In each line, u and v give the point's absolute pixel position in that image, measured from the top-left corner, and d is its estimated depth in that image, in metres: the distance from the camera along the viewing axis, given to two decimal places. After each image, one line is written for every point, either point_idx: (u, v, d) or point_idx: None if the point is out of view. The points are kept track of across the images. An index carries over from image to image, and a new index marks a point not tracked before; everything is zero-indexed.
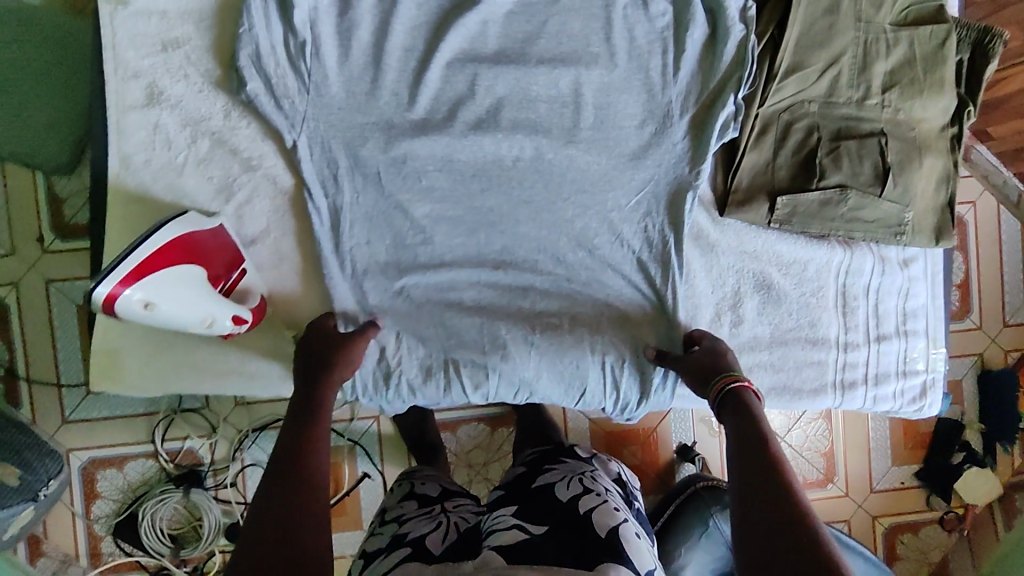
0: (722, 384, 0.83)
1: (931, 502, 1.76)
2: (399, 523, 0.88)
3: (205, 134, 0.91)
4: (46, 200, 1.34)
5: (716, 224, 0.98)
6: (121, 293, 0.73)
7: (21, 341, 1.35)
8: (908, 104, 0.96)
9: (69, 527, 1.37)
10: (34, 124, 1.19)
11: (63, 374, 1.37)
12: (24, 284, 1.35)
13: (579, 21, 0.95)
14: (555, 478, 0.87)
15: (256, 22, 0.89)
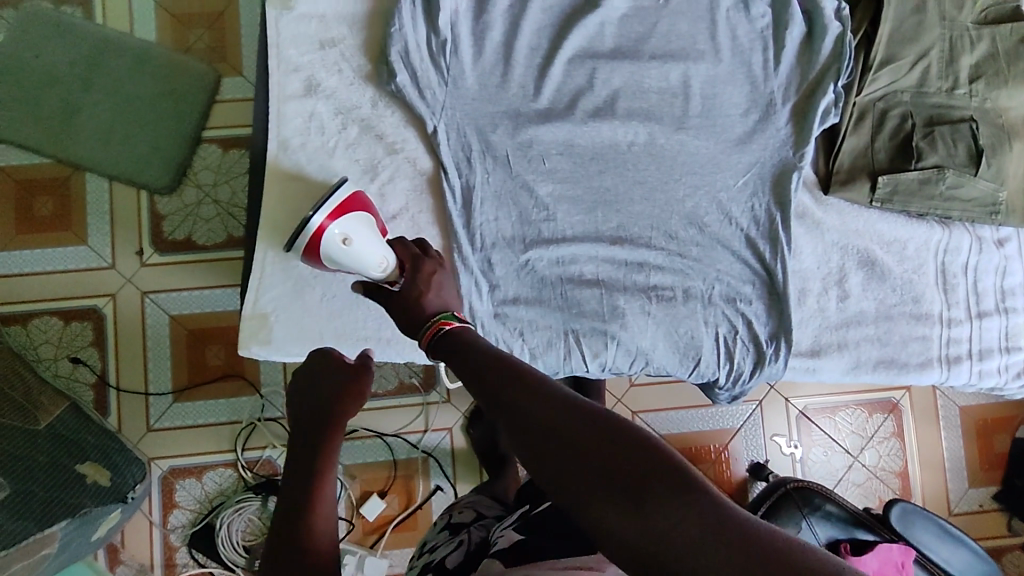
0: (427, 333, 0.77)
1: (1013, 527, 1.76)
2: (431, 551, 0.85)
3: (354, 121, 1.01)
4: (147, 216, 1.36)
5: (819, 204, 1.04)
6: (327, 226, 0.83)
7: (114, 349, 1.35)
8: (994, 93, 1.05)
9: (147, 536, 1.33)
10: (147, 149, 1.34)
11: (151, 383, 1.36)
12: (120, 296, 1.36)
13: (686, 22, 1.05)
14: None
15: (405, 22, 1.00)
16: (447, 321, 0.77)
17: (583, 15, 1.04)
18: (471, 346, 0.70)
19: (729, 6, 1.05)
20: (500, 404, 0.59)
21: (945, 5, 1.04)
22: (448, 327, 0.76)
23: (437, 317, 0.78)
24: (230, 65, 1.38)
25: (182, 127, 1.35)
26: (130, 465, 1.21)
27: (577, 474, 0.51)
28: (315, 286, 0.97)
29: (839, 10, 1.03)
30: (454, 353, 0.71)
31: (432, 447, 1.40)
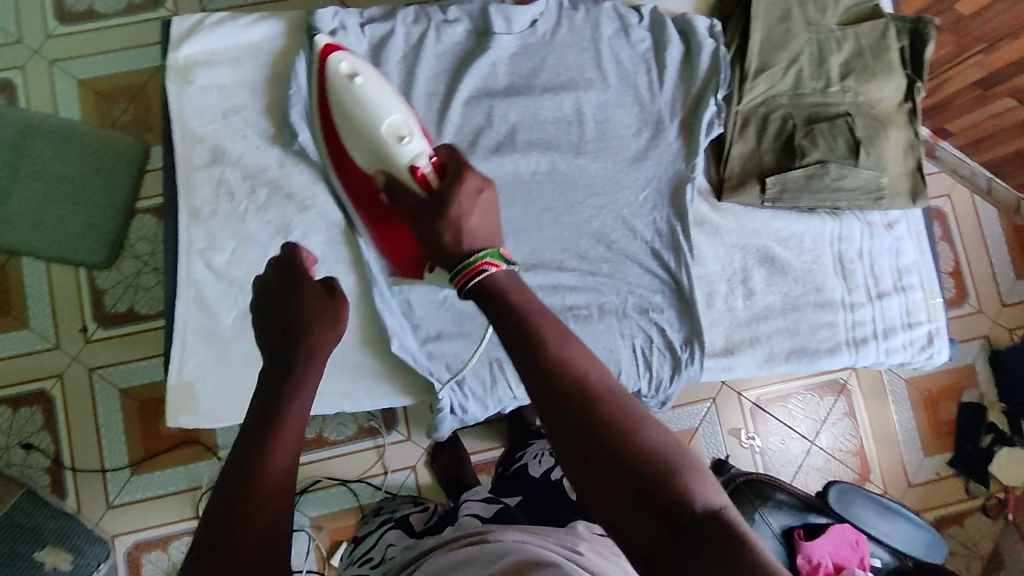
0: (465, 279, 0.64)
1: (971, 489, 1.83)
2: (385, 515, 0.99)
3: (263, 184, 1.04)
4: (88, 293, 1.37)
5: (716, 210, 1.10)
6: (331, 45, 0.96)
7: (66, 429, 1.34)
8: (865, 86, 1.11)
9: None
10: (84, 224, 1.34)
11: (107, 459, 1.34)
12: (67, 375, 1.35)
13: (573, 54, 1.11)
14: (531, 462, 1.09)
15: (303, 83, 1.03)
16: (492, 261, 0.65)
17: (474, 58, 1.08)
18: (512, 300, 0.61)
19: (610, 34, 1.11)
20: (543, 391, 0.54)
21: (808, 11, 1.11)
22: (496, 268, 0.64)
23: (479, 255, 0.65)
24: (154, 134, 1.39)
25: (114, 198, 1.35)
26: (92, 544, 1.22)
27: (631, 504, 0.48)
28: (239, 348, 1.00)
29: (711, 27, 1.10)
30: (491, 305, 0.62)
31: (396, 487, 1.41)
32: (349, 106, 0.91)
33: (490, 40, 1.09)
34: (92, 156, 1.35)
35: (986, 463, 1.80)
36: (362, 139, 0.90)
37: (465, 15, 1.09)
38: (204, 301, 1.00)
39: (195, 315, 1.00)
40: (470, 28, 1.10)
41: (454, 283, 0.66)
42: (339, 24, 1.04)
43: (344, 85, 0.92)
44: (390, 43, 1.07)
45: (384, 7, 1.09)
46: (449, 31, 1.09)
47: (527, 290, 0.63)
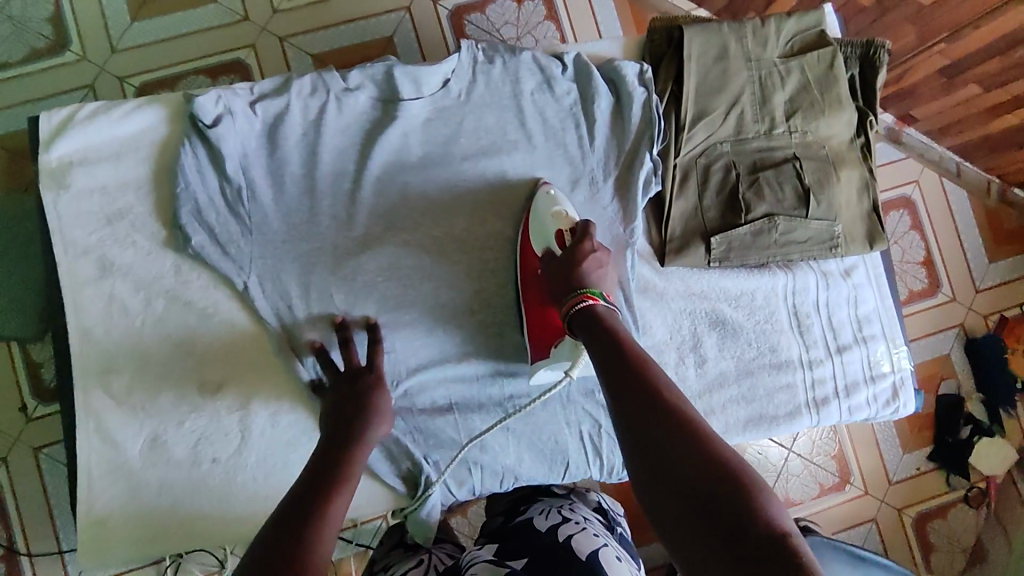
0: (570, 304, 0.79)
1: (952, 482, 1.77)
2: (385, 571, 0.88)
3: (159, 294, 0.93)
4: (23, 368, 1.24)
5: (659, 273, 1.02)
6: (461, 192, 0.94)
7: (17, 517, 1.22)
8: (812, 126, 1.02)
9: None
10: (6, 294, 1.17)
11: (64, 542, 1.23)
12: (11, 461, 1.23)
13: (493, 113, 1.00)
14: (537, 514, 0.90)
15: (191, 180, 0.92)
16: (592, 295, 0.79)
17: (383, 129, 0.96)
18: (609, 328, 0.74)
19: (532, 88, 1.01)
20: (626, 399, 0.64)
21: (747, 45, 1.00)
22: (593, 301, 0.78)
23: (581, 290, 0.79)
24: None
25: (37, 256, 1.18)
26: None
27: (695, 513, 0.53)
28: (149, 479, 0.92)
29: (642, 74, 0.99)
30: (592, 329, 0.75)
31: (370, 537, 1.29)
32: (541, 207, 0.93)
33: (398, 107, 0.97)
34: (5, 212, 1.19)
35: (965, 455, 1.75)
36: (542, 226, 0.91)
37: (367, 81, 0.97)
38: (107, 433, 0.91)
39: (98, 448, 0.91)
40: (375, 94, 0.97)
41: (561, 313, 0.81)
42: (224, 109, 0.92)
43: (545, 198, 0.94)
44: (287, 121, 0.94)
45: (277, 78, 0.96)
46: (351, 101, 0.96)
47: (623, 324, 0.75)
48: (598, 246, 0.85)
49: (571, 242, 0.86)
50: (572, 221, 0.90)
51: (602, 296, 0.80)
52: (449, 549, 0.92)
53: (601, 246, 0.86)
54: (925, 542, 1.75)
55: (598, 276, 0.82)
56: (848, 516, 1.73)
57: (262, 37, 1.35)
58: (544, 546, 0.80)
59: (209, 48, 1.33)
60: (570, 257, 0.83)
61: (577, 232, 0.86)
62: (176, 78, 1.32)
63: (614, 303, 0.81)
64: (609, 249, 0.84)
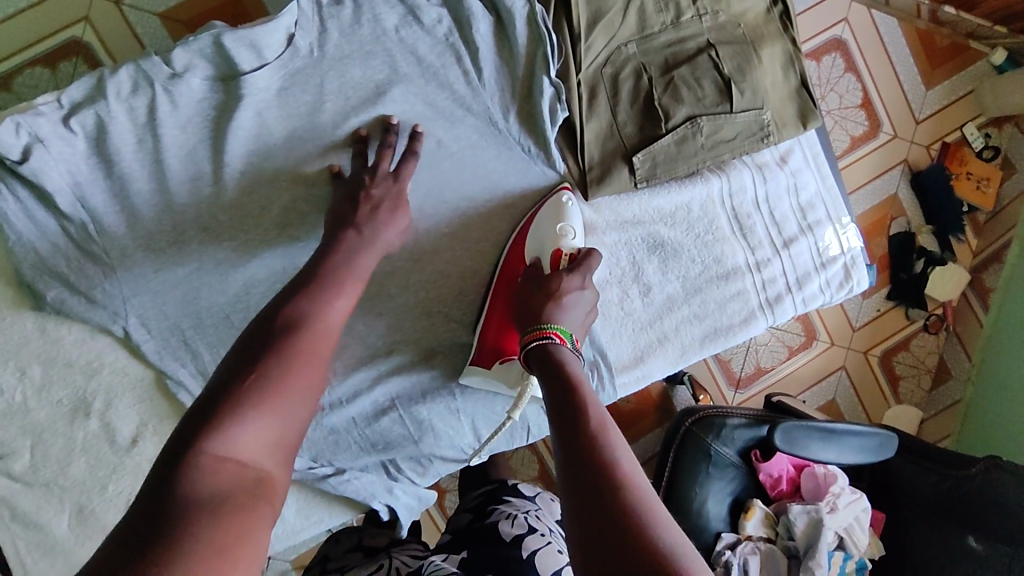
0: (529, 339, 0.74)
1: (911, 315, 1.78)
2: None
3: (30, 360, 0.81)
4: None
5: (588, 206, 0.92)
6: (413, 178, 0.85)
7: None
8: (723, 4, 0.89)
9: None
10: None
11: None
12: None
13: (359, 66, 0.86)
14: (505, 519, 0.81)
15: (22, 229, 0.78)
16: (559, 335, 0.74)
17: (231, 114, 0.83)
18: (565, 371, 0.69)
19: (397, 23, 0.86)
20: (570, 462, 0.58)
21: None
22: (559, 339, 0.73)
23: (546, 325, 0.74)
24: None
25: None
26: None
27: None
28: (90, 553, 0.85)
29: None
30: (547, 370, 0.70)
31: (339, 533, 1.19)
32: (545, 209, 0.87)
33: (240, 85, 0.82)
34: None
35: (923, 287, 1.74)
36: (539, 228, 0.86)
37: (197, 58, 0.81)
38: (26, 519, 0.82)
39: (21, 537, 0.83)
40: (211, 73, 0.82)
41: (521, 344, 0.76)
42: (31, 136, 0.77)
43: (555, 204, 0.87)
44: (112, 130, 0.80)
45: (86, 79, 0.81)
46: (183, 89, 0.82)
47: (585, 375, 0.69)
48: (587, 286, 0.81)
49: (564, 270, 0.81)
50: (570, 248, 0.85)
51: (571, 339, 0.75)
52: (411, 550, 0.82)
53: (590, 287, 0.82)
54: (892, 376, 1.80)
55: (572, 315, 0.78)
56: (819, 371, 1.76)
57: (95, 5, 1.11)
58: (508, 562, 0.74)
59: (35, 30, 1.09)
60: (546, 291, 0.78)
61: (577, 260, 0.82)
62: (7, 77, 1.08)
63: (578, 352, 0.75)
64: (595, 292, 0.80)
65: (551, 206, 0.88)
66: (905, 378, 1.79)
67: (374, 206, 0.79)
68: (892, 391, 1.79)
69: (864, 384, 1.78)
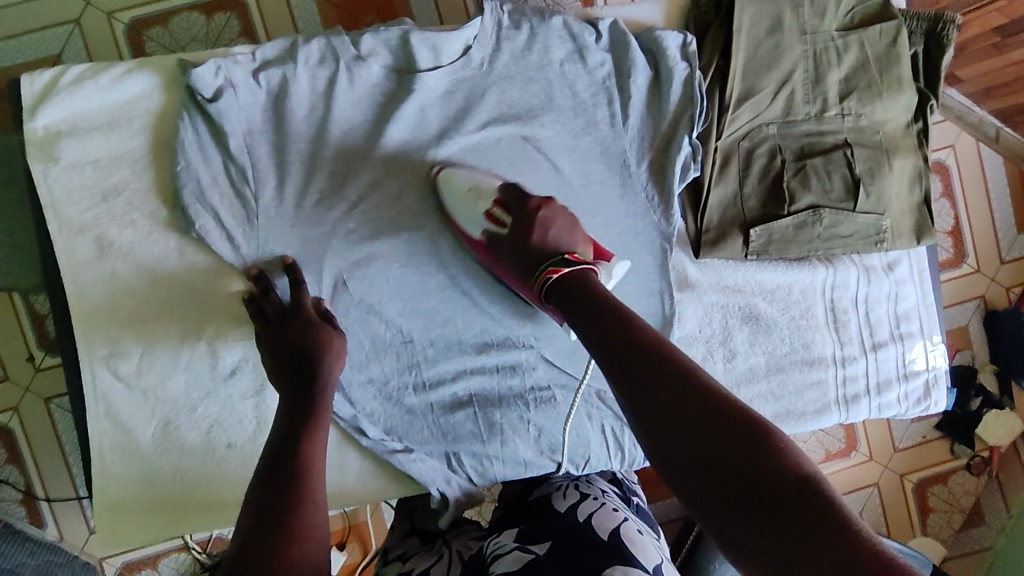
0: (540, 282, 0.77)
1: (956, 450, 1.76)
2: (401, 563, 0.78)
3: (163, 276, 0.89)
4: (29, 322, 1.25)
5: (695, 263, 0.96)
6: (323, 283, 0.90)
7: (34, 466, 1.27)
8: (868, 109, 0.94)
9: None
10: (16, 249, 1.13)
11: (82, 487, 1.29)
12: (25, 407, 1.27)
13: (518, 87, 0.92)
14: (554, 491, 0.85)
15: (192, 157, 0.86)
16: (554, 268, 0.76)
17: (398, 104, 0.90)
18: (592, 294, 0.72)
19: (562, 58, 0.92)
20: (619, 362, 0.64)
21: (804, 16, 0.91)
22: (556, 276, 0.75)
23: (543, 265, 0.77)
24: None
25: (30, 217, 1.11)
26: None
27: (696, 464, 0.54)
28: (163, 465, 0.90)
29: (685, 46, 0.90)
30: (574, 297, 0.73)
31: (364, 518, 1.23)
32: (453, 200, 0.89)
33: (414, 79, 0.90)
34: None
35: (973, 426, 1.70)
36: (464, 207, 0.89)
37: (381, 47, 0.89)
38: (118, 417, 0.89)
39: (109, 432, 0.89)
40: (389, 63, 0.90)
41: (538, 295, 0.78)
42: (225, 80, 0.85)
43: (455, 182, 0.89)
44: (292, 92, 0.88)
45: (281, 42, 0.89)
46: (362, 71, 0.90)
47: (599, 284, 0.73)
48: (545, 202, 0.84)
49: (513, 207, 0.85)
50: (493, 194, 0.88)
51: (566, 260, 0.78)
52: (468, 531, 0.83)
53: (547, 201, 0.84)
54: (924, 505, 1.76)
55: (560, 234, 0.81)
56: (852, 482, 1.74)
57: None
58: (566, 525, 0.74)
59: None
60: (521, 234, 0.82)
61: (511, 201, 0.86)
62: (167, 14, 1.19)
63: (583, 263, 0.77)
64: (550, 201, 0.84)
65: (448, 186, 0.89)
66: (938, 513, 1.75)
67: (297, 339, 0.80)
68: (922, 523, 1.75)
69: (894, 508, 1.75)
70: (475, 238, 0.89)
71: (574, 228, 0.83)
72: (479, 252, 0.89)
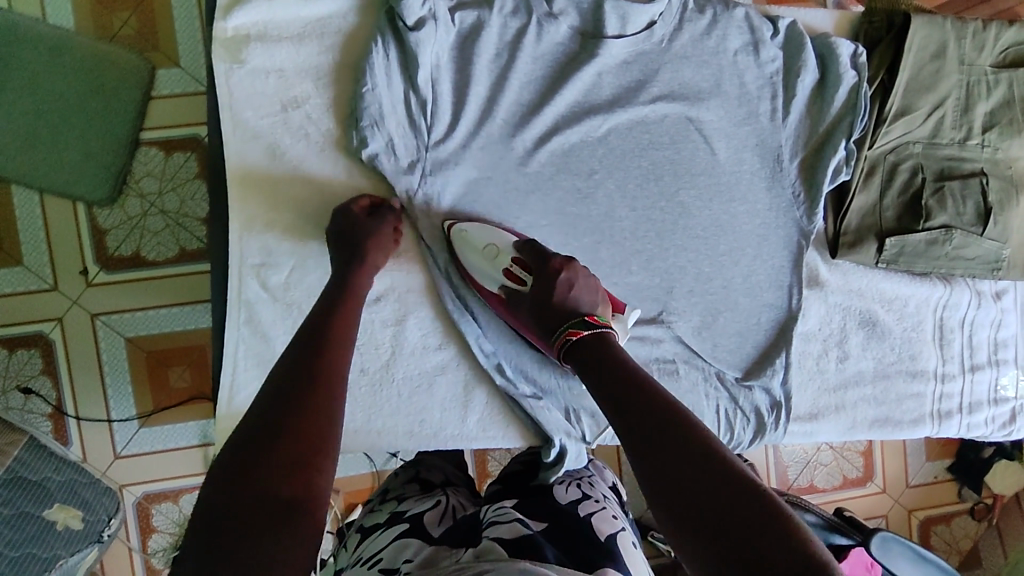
0: (558, 343, 0.77)
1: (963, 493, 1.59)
2: (397, 502, 0.77)
3: (328, 193, 0.90)
4: (88, 228, 1.14)
5: (826, 263, 1.02)
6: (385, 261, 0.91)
7: (69, 382, 1.16)
8: (1005, 144, 0.99)
9: (126, 561, 1.21)
10: (98, 156, 1.11)
11: (115, 410, 1.18)
12: (69, 322, 1.15)
13: (691, 69, 0.95)
14: (556, 483, 0.81)
15: (378, 80, 0.87)
16: (576, 329, 0.75)
17: (579, 66, 0.93)
18: (607, 345, 0.72)
19: (737, 48, 0.95)
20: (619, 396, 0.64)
21: (965, 47, 0.96)
22: (576, 338, 0.75)
23: (567, 325, 0.76)
24: (164, 54, 1.13)
25: (122, 127, 1.11)
26: (100, 496, 1.09)
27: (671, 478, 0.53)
28: None
29: (856, 56, 0.95)
30: (592, 351, 0.72)
31: None
32: (469, 258, 0.88)
33: (600, 45, 0.93)
34: (99, 94, 1.10)
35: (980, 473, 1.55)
36: (478, 264, 0.88)
37: (572, 8, 0.92)
38: (258, 326, 0.89)
39: (246, 340, 0.89)
40: (577, 26, 0.93)
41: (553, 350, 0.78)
42: (429, 12, 0.87)
43: (469, 239, 0.88)
44: (483, 36, 0.90)
45: None
46: (551, 29, 0.92)
47: (618, 347, 0.72)
48: (567, 264, 0.82)
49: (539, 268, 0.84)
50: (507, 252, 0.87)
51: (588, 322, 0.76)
52: (463, 493, 0.81)
53: (569, 261, 0.83)
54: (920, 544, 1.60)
55: (584, 296, 0.80)
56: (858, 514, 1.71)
57: None
58: (565, 518, 0.70)
59: None
60: (545, 292, 0.81)
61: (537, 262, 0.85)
62: None
63: (605, 326, 0.76)
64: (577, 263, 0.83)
65: (460, 236, 0.89)
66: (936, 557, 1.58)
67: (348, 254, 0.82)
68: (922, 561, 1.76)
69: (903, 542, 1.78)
70: (492, 292, 0.89)
71: (598, 289, 0.82)
72: (492, 299, 0.90)
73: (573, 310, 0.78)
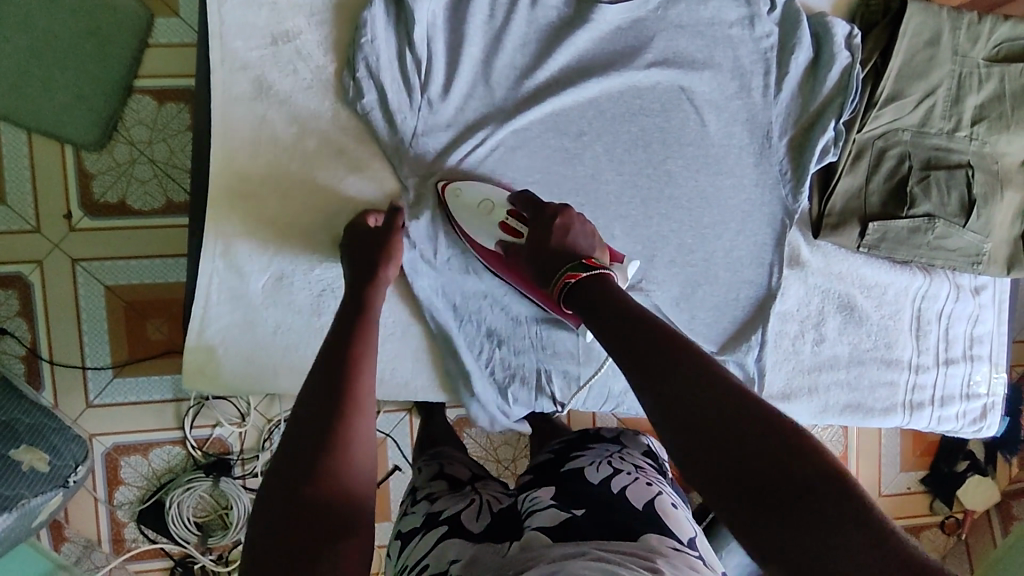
0: (556, 291, 0.71)
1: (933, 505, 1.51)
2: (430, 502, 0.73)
3: (313, 133, 0.89)
4: (74, 175, 1.12)
5: (808, 243, 1.02)
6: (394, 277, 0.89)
7: (42, 321, 1.14)
8: (994, 138, 0.99)
9: (89, 509, 1.19)
10: (89, 101, 1.09)
11: (88, 355, 1.16)
12: (48, 265, 1.14)
13: (686, 38, 0.95)
14: (584, 459, 0.74)
15: (373, 20, 0.87)
16: (573, 272, 0.69)
17: (574, 26, 0.92)
18: (608, 287, 0.66)
19: (733, 21, 0.95)
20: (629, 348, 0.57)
21: (959, 38, 0.96)
22: (574, 281, 0.69)
23: (563, 271, 0.70)
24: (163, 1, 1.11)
25: (114, 73, 1.09)
26: (68, 443, 1.05)
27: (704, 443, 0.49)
28: (268, 319, 0.90)
29: (851, 37, 0.95)
30: (589, 297, 0.66)
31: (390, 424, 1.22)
32: (463, 216, 0.87)
33: (596, 6, 0.92)
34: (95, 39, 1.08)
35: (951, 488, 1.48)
36: (473, 218, 0.86)
37: None
38: (233, 260, 0.88)
39: (221, 274, 0.88)
40: None
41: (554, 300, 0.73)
42: None
43: (462, 195, 0.87)
44: None
45: None
46: None
47: (617, 287, 0.66)
48: (562, 210, 0.80)
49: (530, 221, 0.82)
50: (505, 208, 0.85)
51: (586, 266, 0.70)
52: (494, 485, 0.77)
53: (563, 208, 0.81)
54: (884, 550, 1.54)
55: (580, 243, 0.77)
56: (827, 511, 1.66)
57: None
58: (598, 494, 0.65)
59: None
60: (544, 240, 0.77)
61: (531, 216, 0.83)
62: None
63: (603, 266, 0.70)
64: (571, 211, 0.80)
65: (455, 196, 0.87)
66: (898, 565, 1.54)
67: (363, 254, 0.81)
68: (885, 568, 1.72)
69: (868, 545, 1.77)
70: (488, 248, 0.87)
71: (595, 236, 0.79)
72: (490, 239, 0.87)
73: (568, 256, 0.73)
